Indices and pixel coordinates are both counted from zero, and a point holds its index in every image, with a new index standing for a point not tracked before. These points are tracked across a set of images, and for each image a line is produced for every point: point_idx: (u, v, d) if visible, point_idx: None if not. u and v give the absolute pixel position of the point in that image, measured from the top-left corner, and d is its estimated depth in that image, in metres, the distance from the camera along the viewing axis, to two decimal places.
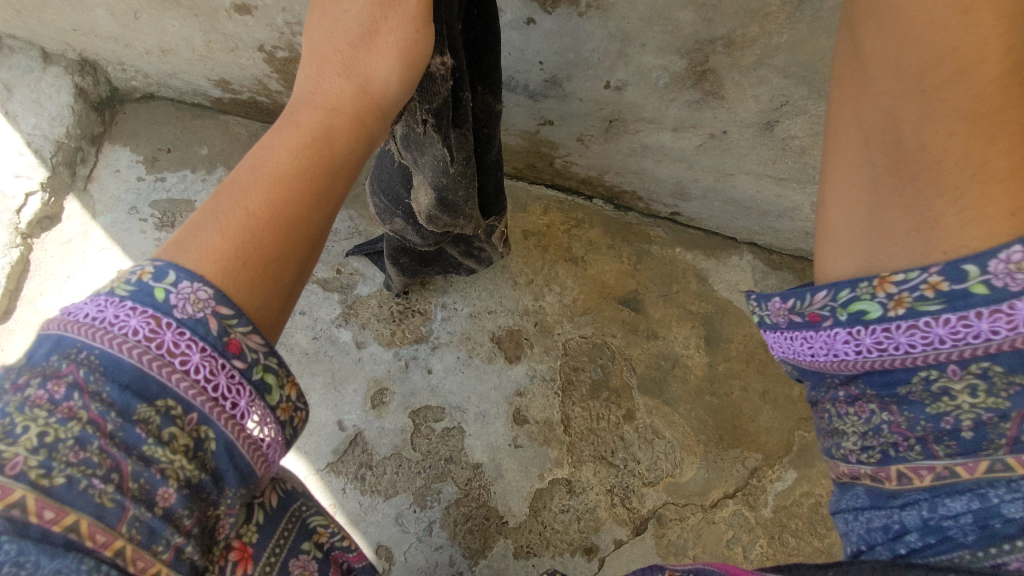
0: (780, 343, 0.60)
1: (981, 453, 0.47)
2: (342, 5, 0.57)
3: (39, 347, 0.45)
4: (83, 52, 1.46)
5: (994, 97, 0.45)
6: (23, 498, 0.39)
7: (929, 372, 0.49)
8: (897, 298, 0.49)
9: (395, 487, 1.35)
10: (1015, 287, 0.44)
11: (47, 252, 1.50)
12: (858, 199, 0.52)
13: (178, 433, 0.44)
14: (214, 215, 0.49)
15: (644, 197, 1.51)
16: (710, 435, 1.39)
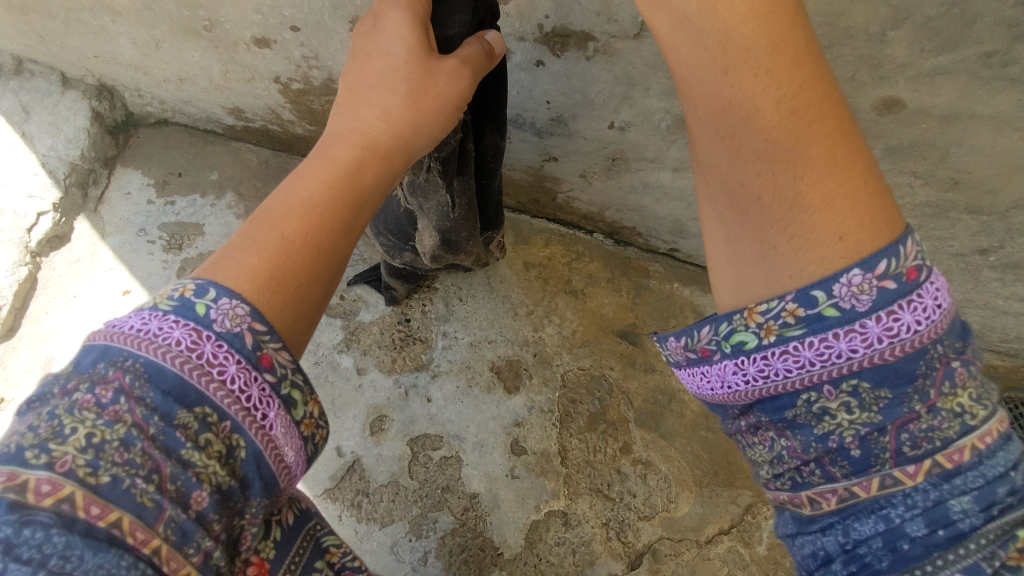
0: (688, 379, 0.62)
1: (871, 469, 0.52)
2: (388, 55, 0.66)
3: (85, 356, 0.51)
4: (101, 77, 1.50)
5: (816, 139, 0.50)
6: (72, 493, 0.45)
7: (809, 395, 0.52)
8: (767, 327, 0.53)
9: (391, 515, 1.36)
10: (861, 307, 0.49)
11: (55, 271, 1.52)
12: (723, 236, 0.56)
13: (212, 439, 0.50)
14: (252, 240, 0.58)
15: (644, 233, 1.54)
16: (705, 471, 1.40)
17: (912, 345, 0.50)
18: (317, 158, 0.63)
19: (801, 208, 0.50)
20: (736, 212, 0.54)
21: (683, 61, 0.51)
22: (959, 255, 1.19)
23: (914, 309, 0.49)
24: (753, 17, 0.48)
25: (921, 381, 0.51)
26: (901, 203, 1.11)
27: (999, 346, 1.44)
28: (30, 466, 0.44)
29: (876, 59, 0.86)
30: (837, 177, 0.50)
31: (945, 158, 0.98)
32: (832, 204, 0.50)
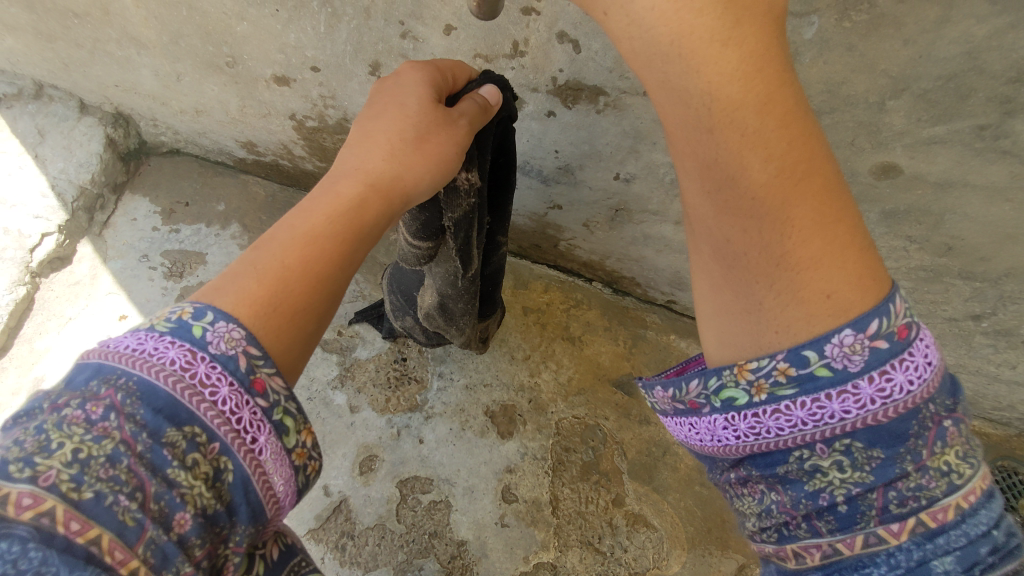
0: (676, 428, 0.62)
1: (857, 528, 0.51)
2: (403, 101, 0.70)
3: (78, 374, 0.51)
4: (119, 106, 1.53)
5: (808, 198, 0.50)
6: (53, 507, 0.43)
7: (801, 452, 0.52)
8: (757, 384, 0.52)
9: (376, 560, 1.32)
10: (853, 367, 0.49)
11: (52, 292, 1.51)
12: (709, 283, 0.57)
13: (200, 460, 0.49)
14: (253, 266, 0.60)
15: (642, 284, 1.56)
16: (699, 528, 1.37)
17: (903, 405, 0.49)
18: (323, 192, 0.65)
19: (790, 264, 0.50)
20: (724, 264, 0.54)
21: (672, 114, 0.52)
22: (952, 320, 1.21)
23: (905, 370, 0.49)
24: (738, 76, 0.48)
25: (913, 441, 0.50)
26: (897, 265, 1.14)
27: (990, 413, 1.46)
28: (12, 480, 0.43)
29: (875, 126, 0.90)
30: (826, 235, 0.50)
31: (939, 225, 1.01)
32: (819, 262, 0.50)
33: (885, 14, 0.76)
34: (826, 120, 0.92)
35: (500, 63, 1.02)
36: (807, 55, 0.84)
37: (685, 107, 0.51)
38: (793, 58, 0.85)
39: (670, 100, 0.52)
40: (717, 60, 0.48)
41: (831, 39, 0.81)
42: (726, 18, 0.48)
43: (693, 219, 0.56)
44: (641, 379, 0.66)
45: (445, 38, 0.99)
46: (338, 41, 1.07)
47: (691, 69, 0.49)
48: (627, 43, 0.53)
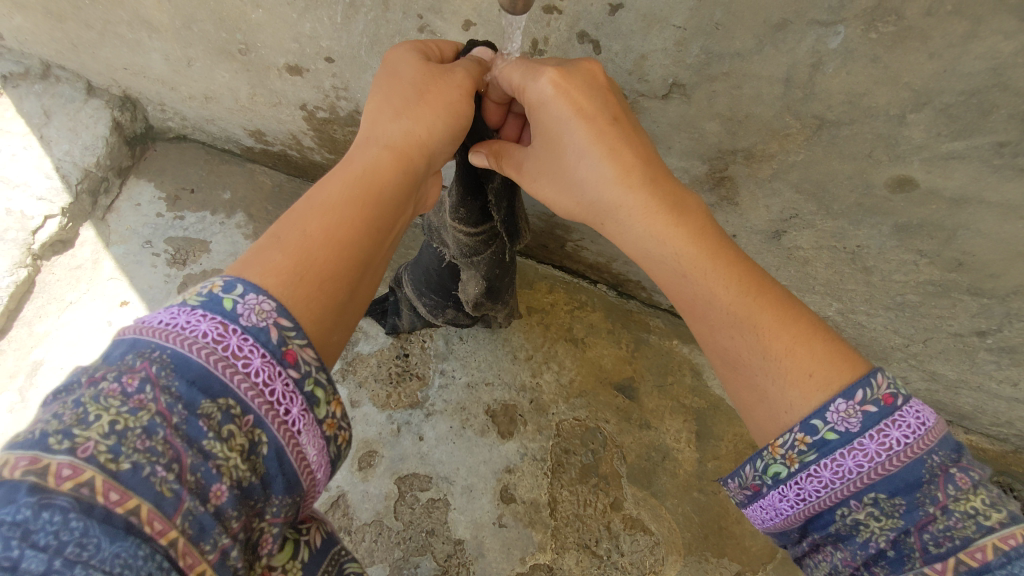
0: (749, 516, 0.68)
1: (906, 569, 0.54)
2: (398, 71, 0.76)
3: (114, 348, 0.50)
4: (127, 89, 1.52)
5: (773, 307, 0.66)
6: (92, 478, 0.43)
7: (841, 509, 0.58)
8: (789, 456, 0.60)
9: (373, 556, 1.31)
10: (854, 428, 0.58)
11: (53, 276, 1.50)
12: (734, 392, 0.69)
13: (235, 431, 0.49)
14: (278, 240, 0.61)
15: (648, 287, 1.56)
16: (695, 534, 1.37)
17: (906, 455, 0.56)
18: (342, 165, 0.70)
19: (773, 354, 0.64)
20: (732, 370, 0.68)
21: (666, 271, 0.73)
22: (957, 335, 1.20)
23: (900, 427, 0.57)
24: (697, 233, 0.72)
25: (927, 485, 0.55)
26: (905, 279, 1.13)
27: (989, 429, 1.46)
28: (52, 452, 0.42)
29: (894, 139, 0.89)
30: (793, 327, 0.65)
31: (951, 240, 1.01)
32: (793, 349, 0.64)
33: (912, 26, 0.75)
34: (845, 131, 0.92)
35: None
36: (830, 64, 0.84)
37: (670, 263, 0.72)
38: (816, 67, 0.85)
39: (659, 265, 0.73)
40: (675, 228, 0.72)
41: (856, 50, 0.80)
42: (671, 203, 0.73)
43: (712, 349, 0.70)
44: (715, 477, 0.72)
45: (464, 33, 0.98)
46: (355, 32, 1.06)
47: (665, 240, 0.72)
48: (631, 239, 0.76)
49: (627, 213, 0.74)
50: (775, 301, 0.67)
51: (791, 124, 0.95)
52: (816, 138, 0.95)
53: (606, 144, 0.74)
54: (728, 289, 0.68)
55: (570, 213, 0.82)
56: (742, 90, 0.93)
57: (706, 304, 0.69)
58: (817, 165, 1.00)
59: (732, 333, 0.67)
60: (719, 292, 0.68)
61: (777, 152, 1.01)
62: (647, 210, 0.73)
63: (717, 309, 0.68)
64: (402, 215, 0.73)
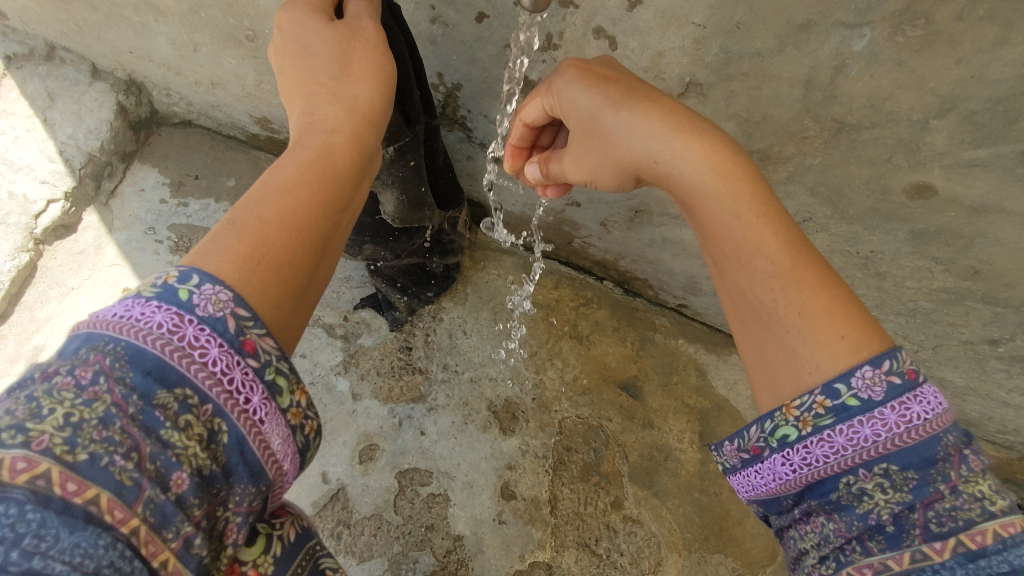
0: (742, 483, 0.68)
1: (904, 545, 0.55)
2: (310, 50, 0.72)
3: (69, 343, 0.49)
4: (132, 72, 1.50)
5: (806, 268, 0.66)
6: (48, 470, 0.42)
7: (848, 477, 0.59)
8: (802, 418, 0.61)
9: (371, 550, 1.30)
10: (877, 396, 0.59)
11: (56, 261, 1.49)
12: (752, 351, 0.70)
13: (193, 421, 0.49)
14: (232, 224, 0.58)
15: (655, 286, 1.54)
16: (696, 534, 1.36)
17: (923, 430, 0.58)
18: (290, 148, 0.66)
19: (808, 314, 0.64)
20: (757, 322, 0.69)
21: (729, 236, 0.70)
22: (969, 343, 1.18)
23: (921, 403, 0.59)
24: (746, 177, 0.70)
25: (941, 463, 0.57)
26: (918, 286, 1.11)
27: (995, 436, 1.44)
28: (4, 445, 0.42)
29: (915, 144, 0.87)
30: (826, 288, 0.65)
31: (968, 248, 0.98)
32: (831, 309, 0.64)
33: (940, 31, 0.73)
34: (865, 135, 0.90)
35: (533, 56, 1.00)
36: (854, 67, 0.81)
37: (721, 194, 0.70)
38: (839, 70, 0.83)
39: (710, 203, 0.71)
40: (731, 173, 0.70)
41: (881, 54, 0.78)
42: (723, 147, 0.72)
43: (741, 307, 0.71)
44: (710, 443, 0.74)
45: (477, 25, 0.99)
46: None
47: (719, 187, 0.70)
48: (689, 186, 0.72)
49: (688, 149, 0.71)
50: (806, 262, 0.67)
51: (809, 126, 0.93)
52: (834, 142, 0.94)
53: (637, 94, 0.76)
54: (767, 244, 0.67)
55: (623, 175, 0.80)
56: (760, 91, 0.91)
57: (752, 252, 0.68)
58: (833, 169, 0.98)
59: (772, 292, 0.66)
60: (768, 239, 0.67)
61: (793, 155, 0.99)
62: (704, 148, 0.71)
63: (764, 267, 0.67)
64: (358, 194, 0.71)
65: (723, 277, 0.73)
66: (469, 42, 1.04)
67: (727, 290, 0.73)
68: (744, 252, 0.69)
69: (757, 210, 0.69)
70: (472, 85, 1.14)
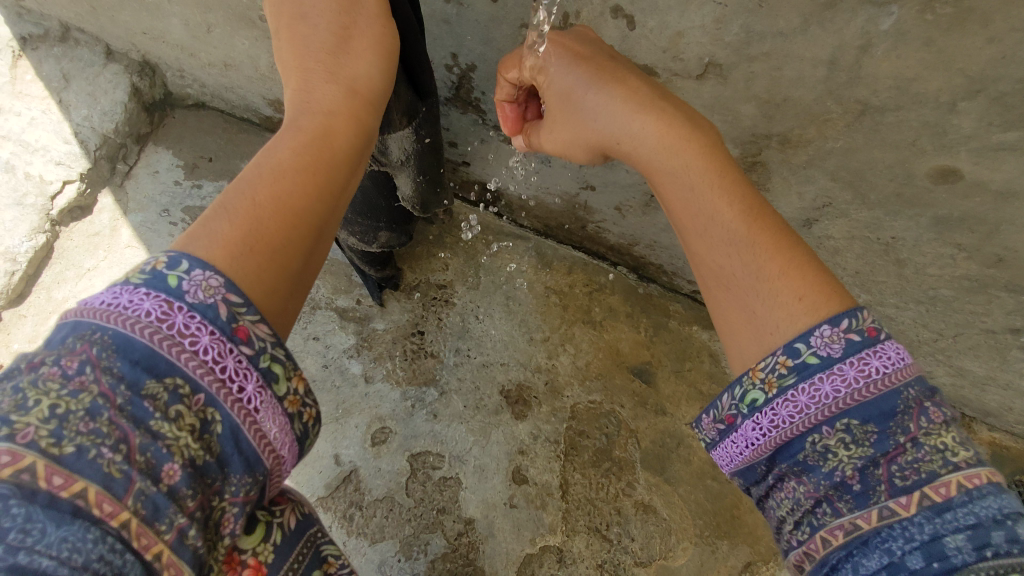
0: (718, 454, 0.66)
1: (871, 502, 0.54)
2: (311, 22, 0.69)
3: (57, 331, 0.49)
4: (146, 54, 1.50)
5: (771, 233, 0.65)
6: (33, 463, 0.43)
7: (813, 436, 0.58)
8: (768, 380, 0.60)
9: (383, 532, 1.31)
10: (835, 353, 0.58)
11: (72, 242, 1.50)
12: (719, 319, 0.68)
13: (184, 411, 0.49)
14: (225, 209, 0.58)
15: (669, 271, 1.53)
16: (707, 521, 1.35)
17: (883, 384, 0.56)
18: (286, 128, 0.65)
19: (765, 278, 0.64)
20: (726, 289, 0.67)
21: (694, 203, 0.69)
22: (990, 332, 1.15)
23: (881, 356, 0.57)
24: (709, 148, 0.70)
25: (901, 415, 0.56)
26: (940, 273, 1.09)
27: (1015, 427, 1.41)
28: None
29: (941, 127, 0.85)
30: (788, 253, 0.64)
31: (993, 234, 0.96)
32: (789, 271, 0.63)
33: (972, 8, 0.70)
34: (889, 117, 0.87)
35: None
36: (879, 47, 0.79)
37: (680, 161, 0.70)
38: (864, 50, 0.80)
39: (671, 171, 0.71)
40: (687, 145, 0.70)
41: (909, 32, 0.76)
42: (677, 119, 0.72)
43: (706, 275, 0.69)
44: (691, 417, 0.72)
45: (492, 5, 0.98)
46: None
47: (688, 163, 0.70)
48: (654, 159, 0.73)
49: (644, 126, 0.73)
50: (774, 230, 0.66)
51: (832, 109, 0.91)
52: (857, 125, 0.91)
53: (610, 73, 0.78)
54: (740, 214, 0.66)
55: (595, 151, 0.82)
56: (782, 72, 0.89)
57: (706, 222, 0.68)
58: (856, 153, 0.96)
59: (740, 260, 0.65)
60: (721, 209, 0.67)
61: (813, 138, 0.97)
62: (660, 123, 0.72)
63: (738, 237, 0.66)
64: (356, 178, 0.70)
65: (686, 244, 0.71)
66: (483, 22, 1.02)
67: (691, 260, 0.71)
68: (709, 220, 0.68)
69: (716, 178, 0.68)
70: (487, 67, 1.13)
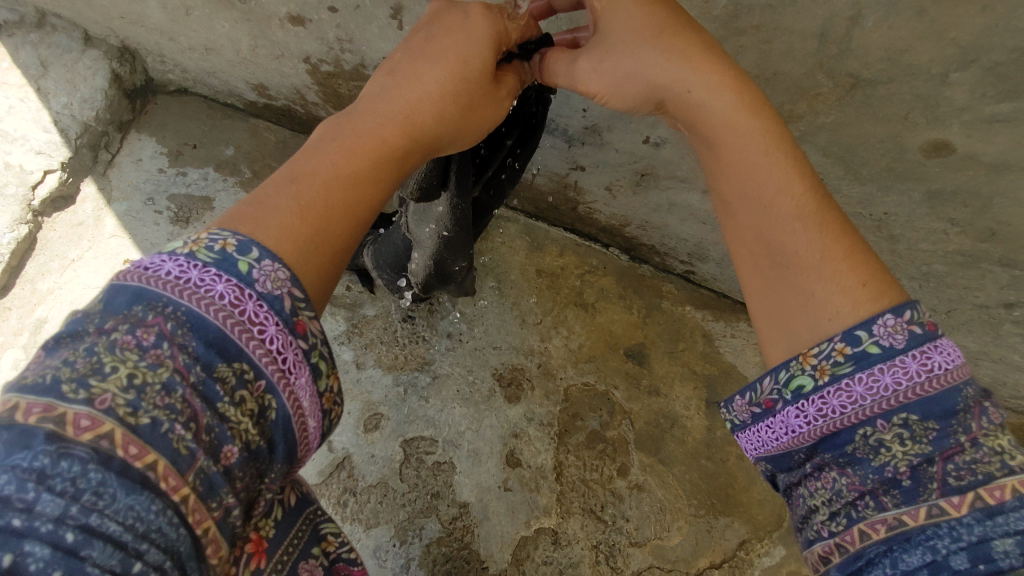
0: (750, 439, 0.66)
1: (919, 500, 0.53)
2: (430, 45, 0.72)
3: (116, 296, 0.49)
4: (125, 39, 1.48)
5: (835, 222, 0.66)
6: (111, 431, 0.44)
7: (864, 429, 0.57)
8: (820, 368, 0.60)
9: (378, 517, 1.30)
10: (897, 344, 0.58)
11: (55, 233, 1.48)
12: (755, 291, 0.69)
13: (247, 397, 0.50)
14: (292, 200, 0.59)
15: (662, 251, 1.53)
16: (702, 501, 1.36)
17: (944, 380, 0.56)
18: (353, 128, 0.67)
19: (828, 259, 0.64)
20: (775, 266, 0.67)
21: (758, 180, 0.68)
22: (983, 307, 1.14)
23: (941, 352, 0.57)
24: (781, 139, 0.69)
25: (962, 414, 0.56)
26: (932, 248, 1.08)
27: (1007, 402, 1.41)
28: (67, 400, 0.43)
29: (933, 100, 0.83)
30: (848, 249, 0.64)
31: (986, 208, 0.95)
32: (851, 258, 0.64)
33: None
34: (881, 90, 0.86)
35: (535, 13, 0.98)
36: (870, 18, 0.78)
37: (745, 145, 0.69)
38: (855, 20, 0.79)
39: (735, 148, 0.70)
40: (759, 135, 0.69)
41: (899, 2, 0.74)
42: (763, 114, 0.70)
43: (753, 251, 0.69)
44: (721, 401, 0.72)
45: None
46: None
47: (761, 149, 0.69)
48: (721, 136, 0.71)
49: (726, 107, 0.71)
50: (837, 220, 0.66)
51: (822, 83, 0.89)
52: (849, 99, 0.90)
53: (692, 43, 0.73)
54: (807, 203, 0.66)
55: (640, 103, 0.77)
56: (771, 46, 0.87)
57: (775, 194, 0.67)
58: (847, 127, 0.94)
59: (800, 240, 0.65)
60: (793, 191, 0.67)
61: (804, 113, 0.96)
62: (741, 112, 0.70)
63: (803, 221, 0.65)
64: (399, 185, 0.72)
65: (734, 219, 0.71)
66: None
67: (737, 232, 0.71)
68: (775, 198, 0.67)
69: (782, 164, 0.68)
70: None
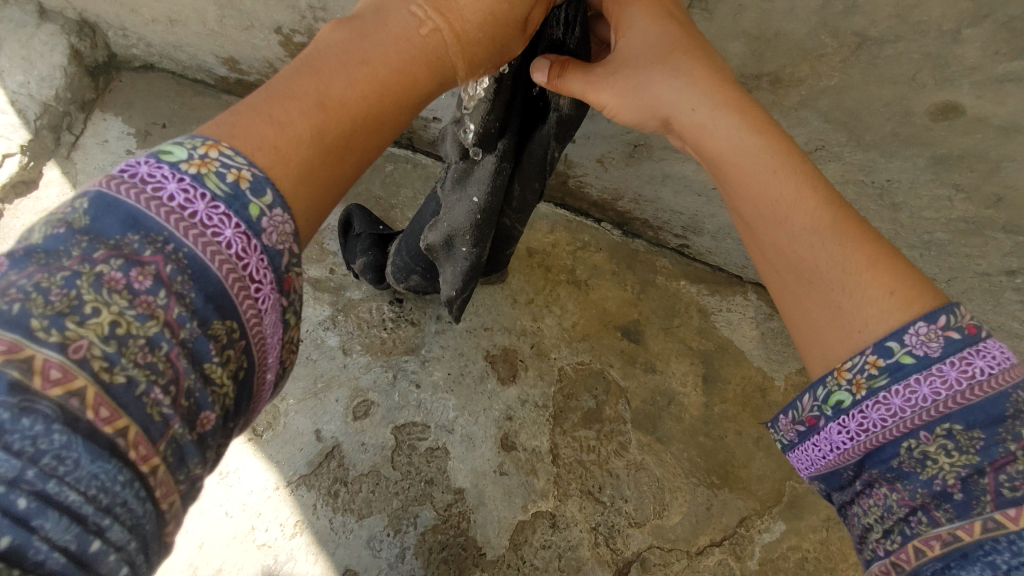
0: (800, 460, 0.63)
1: (973, 513, 0.49)
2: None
3: (105, 214, 0.43)
4: (83, 12, 1.40)
5: (855, 228, 0.61)
6: (84, 388, 0.38)
7: (908, 441, 0.54)
8: (856, 382, 0.56)
9: (370, 507, 1.26)
10: (933, 353, 0.54)
11: (18, 221, 1.38)
12: (782, 291, 0.65)
13: (232, 357, 0.47)
14: (315, 129, 0.52)
15: (655, 225, 1.49)
16: (701, 478, 1.34)
17: (988, 386, 0.53)
18: (392, 47, 0.58)
19: (850, 269, 0.59)
20: (803, 283, 0.62)
21: (775, 193, 0.63)
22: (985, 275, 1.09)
23: (985, 356, 0.53)
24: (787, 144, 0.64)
25: (1011, 420, 0.51)
26: (935, 216, 1.04)
27: None
28: (38, 341, 0.37)
29: (943, 58, 0.79)
30: (874, 257, 0.59)
31: (994, 172, 0.91)
32: (876, 265, 0.59)
33: None
34: (888, 50, 0.81)
35: None
36: None
37: (756, 159, 0.64)
38: None
39: (747, 158, 0.64)
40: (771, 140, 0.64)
41: None
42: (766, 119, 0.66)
43: (776, 265, 0.65)
44: (768, 422, 0.69)
45: None
46: None
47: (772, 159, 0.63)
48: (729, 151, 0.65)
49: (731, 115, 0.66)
50: (857, 228, 0.61)
51: (826, 43, 0.84)
52: (853, 59, 0.85)
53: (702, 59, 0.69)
54: (825, 208, 0.61)
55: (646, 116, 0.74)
56: (772, 3, 0.82)
57: (788, 209, 0.62)
58: (851, 91, 0.90)
59: (822, 248, 0.60)
60: (806, 199, 0.62)
61: (806, 76, 0.91)
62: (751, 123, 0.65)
63: (820, 229, 0.61)
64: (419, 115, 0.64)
65: (752, 234, 0.66)
66: None
67: (757, 248, 0.66)
68: (790, 210, 0.62)
69: (795, 170, 0.63)
70: None
